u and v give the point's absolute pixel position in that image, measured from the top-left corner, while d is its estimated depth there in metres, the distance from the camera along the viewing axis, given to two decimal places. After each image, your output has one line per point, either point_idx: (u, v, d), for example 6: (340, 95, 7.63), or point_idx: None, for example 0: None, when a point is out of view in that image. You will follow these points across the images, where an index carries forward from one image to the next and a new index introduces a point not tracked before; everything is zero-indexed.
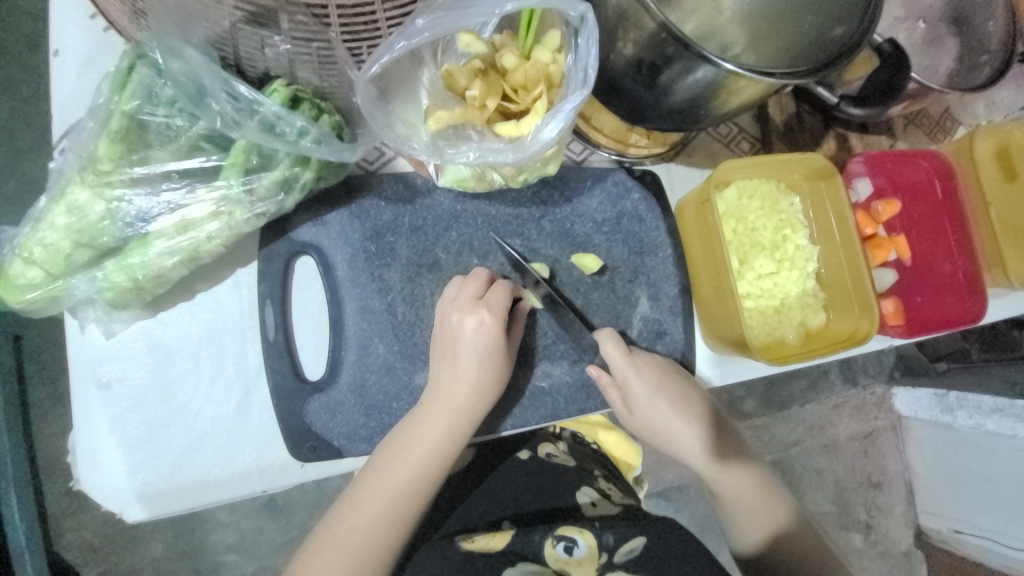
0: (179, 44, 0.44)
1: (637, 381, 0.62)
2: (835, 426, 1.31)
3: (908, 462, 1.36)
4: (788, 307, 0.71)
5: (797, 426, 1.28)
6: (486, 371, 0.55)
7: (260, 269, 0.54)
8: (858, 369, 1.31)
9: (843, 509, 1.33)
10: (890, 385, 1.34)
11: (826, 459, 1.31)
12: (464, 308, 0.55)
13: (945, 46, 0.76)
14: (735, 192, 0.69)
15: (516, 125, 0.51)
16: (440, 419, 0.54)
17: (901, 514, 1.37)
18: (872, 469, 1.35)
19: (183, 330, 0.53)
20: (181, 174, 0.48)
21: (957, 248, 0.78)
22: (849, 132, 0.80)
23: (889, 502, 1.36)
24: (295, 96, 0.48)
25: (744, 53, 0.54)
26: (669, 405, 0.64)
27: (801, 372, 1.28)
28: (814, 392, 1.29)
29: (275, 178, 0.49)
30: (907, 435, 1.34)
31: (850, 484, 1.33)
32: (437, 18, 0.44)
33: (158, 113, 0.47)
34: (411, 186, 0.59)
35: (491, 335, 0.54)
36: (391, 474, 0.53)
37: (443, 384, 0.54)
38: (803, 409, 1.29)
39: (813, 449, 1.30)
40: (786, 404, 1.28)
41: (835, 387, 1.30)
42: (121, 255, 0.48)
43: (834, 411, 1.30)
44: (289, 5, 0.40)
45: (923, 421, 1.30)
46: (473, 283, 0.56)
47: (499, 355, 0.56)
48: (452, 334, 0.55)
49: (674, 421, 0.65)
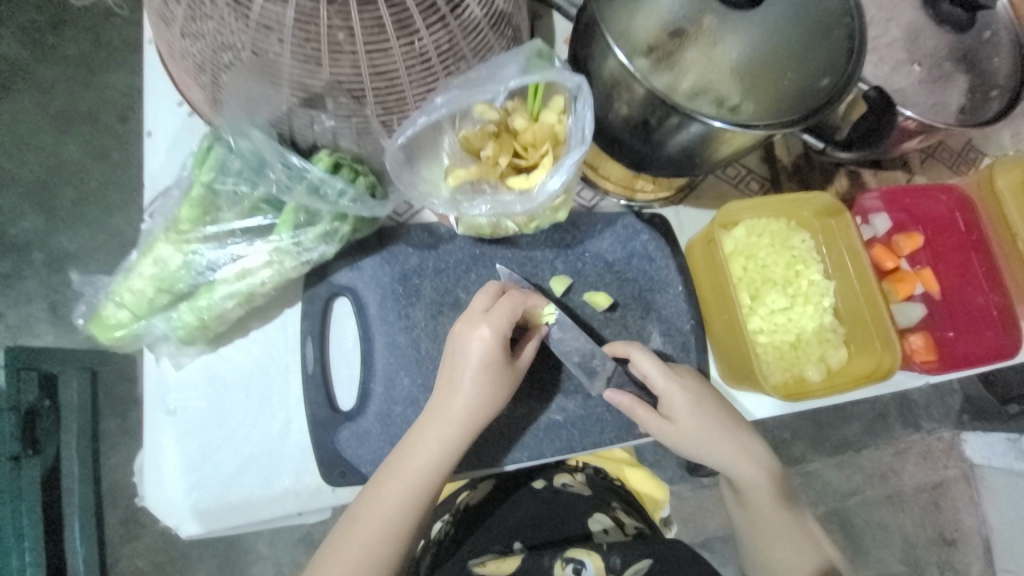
0: (247, 126, 0.55)
1: (677, 394, 0.63)
2: (897, 474, 1.24)
3: (982, 516, 1.26)
4: (805, 343, 0.71)
5: (851, 473, 1.22)
6: (475, 394, 0.58)
7: (304, 309, 0.62)
8: (919, 412, 1.25)
9: (912, 568, 1.23)
10: (958, 430, 1.26)
11: (889, 511, 1.23)
12: (469, 321, 0.59)
13: (953, 82, 0.75)
14: (743, 230, 0.72)
15: (526, 179, 0.58)
16: (436, 432, 0.57)
17: (977, 573, 1.25)
18: (943, 523, 1.25)
19: (238, 363, 0.61)
20: (243, 231, 0.57)
21: (988, 282, 0.77)
22: (861, 168, 0.82)
23: (962, 560, 1.26)
24: (337, 163, 0.57)
25: (743, 103, 0.57)
26: (731, 449, 0.65)
27: (852, 415, 1.23)
28: (870, 437, 1.23)
29: (319, 231, 0.57)
30: (979, 484, 1.26)
31: (917, 539, 1.24)
32: (454, 96, 0.53)
33: (227, 182, 0.55)
34: (436, 234, 0.66)
35: (489, 349, 0.58)
36: (399, 483, 0.56)
37: (441, 399, 0.58)
38: (857, 454, 1.23)
39: (873, 500, 1.23)
40: (839, 449, 1.22)
41: (896, 430, 1.24)
42: (192, 299, 0.56)
43: (896, 457, 1.24)
44: (335, 91, 0.52)
45: (997, 469, 1.22)
46: (487, 296, 0.61)
47: (497, 370, 0.59)
48: (460, 349, 0.59)
49: (715, 450, 0.65)
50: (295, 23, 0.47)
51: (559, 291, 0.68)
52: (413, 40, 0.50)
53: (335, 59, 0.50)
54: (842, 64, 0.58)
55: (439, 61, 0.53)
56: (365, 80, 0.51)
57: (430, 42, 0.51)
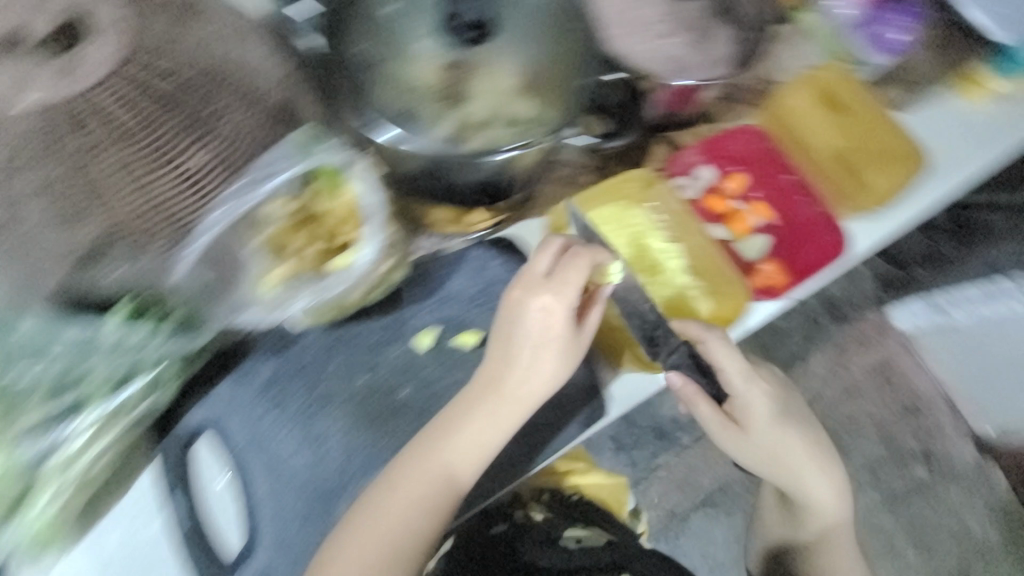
0: (12, 318, 0.50)
1: (733, 366, 0.70)
2: (846, 367, 1.35)
3: (933, 377, 1.35)
4: (672, 306, 0.76)
5: (806, 382, 1.33)
6: (558, 356, 0.58)
7: (161, 463, 0.59)
8: (844, 305, 1.37)
9: (891, 447, 1.34)
10: (882, 307, 1.37)
11: (853, 403, 1.35)
12: (526, 288, 0.58)
13: (714, 36, 0.82)
14: (582, 226, 0.77)
15: (338, 260, 0.57)
16: (468, 427, 0.57)
17: (951, 430, 1.34)
18: (902, 395, 1.35)
19: (108, 544, 0.58)
20: (54, 417, 0.52)
21: (807, 196, 0.85)
22: (673, 131, 0.88)
23: (934, 423, 1.34)
24: (138, 309, 0.53)
25: (536, 109, 0.65)
26: (766, 411, 0.75)
27: (786, 330, 1.36)
28: (812, 342, 1.36)
29: (143, 385, 0.55)
30: (918, 350, 1.35)
31: (887, 417, 1.35)
32: (230, 207, 0.52)
33: (15, 376, 0.51)
34: (285, 336, 0.64)
35: (551, 321, 0.57)
36: (401, 493, 0.56)
37: (492, 383, 0.58)
38: (807, 362, 1.35)
39: (835, 397, 1.34)
40: (794, 361, 1.35)
41: (829, 330, 1.37)
42: (24, 505, 0.52)
43: (839, 354, 1.36)
44: (113, 237, 0.51)
45: (927, 331, 1.31)
46: (544, 260, 0.58)
47: (552, 346, 0.58)
48: (518, 315, 0.58)
49: (755, 400, 0.73)
50: (48, 188, 0.49)
51: (428, 344, 0.67)
52: (174, 163, 0.51)
53: (102, 204, 0.50)
54: (586, 62, 0.68)
55: (215, 170, 0.53)
56: (140, 216, 0.51)
57: (196, 158, 0.52)
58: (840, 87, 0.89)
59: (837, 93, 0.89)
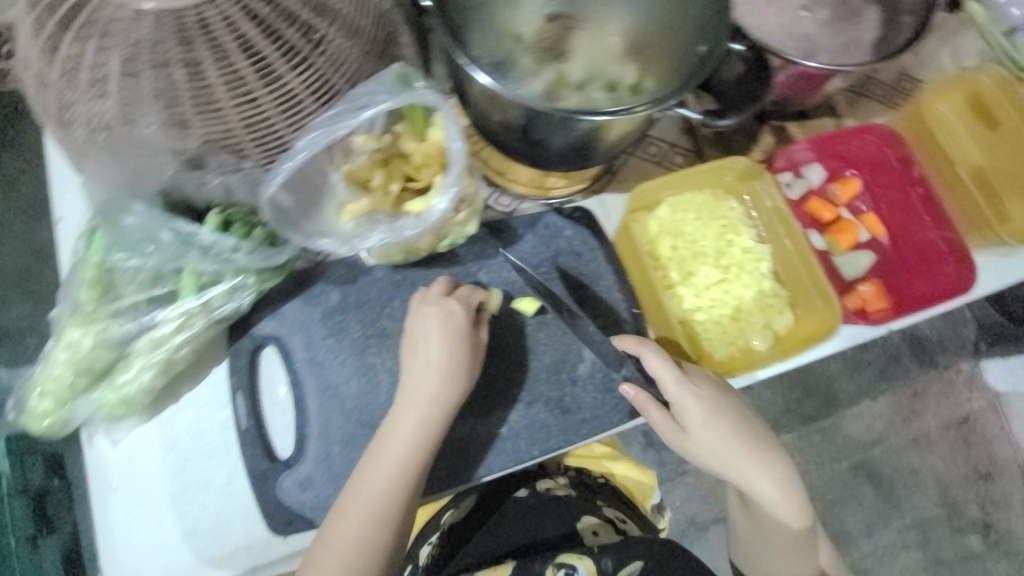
0: (128, 199, 0.56)
1: (694, 403, 0.63)
2: (919, 416, 1.21)
3: (1015, 444, 1.22)
4: (747, 312, 0.69)
5: (873, 421, 1.20)
6: (419, 377, 0.59)
7: (230, 365, 0.62)
8: (933, 349, 1.21)
9: (951, 510, 1.20)
10: (976, 360, 1.22)
11: (918, 454, 1.21)
12: (432, 303, 0.61)
13: (863, 16, 0.72)
14: (667, 209, 0.71)
15: (420, 201, 0.57)
16: (418, 416, 0.58)
17: (1021, 505, 1.22)
18: (976, 458, 1.22)
19: (173, 430, 0.61)
20: (148, 301, 0.57)
21: (933, 218, 0.74)
22: (786, 122, 0.80)
23: (1003, 492, 1.21)
24: (227, 219, 0.57)
25: (642, 80, 0.58)
26: (707, 411, 0.63)
27: (863, 362, 1.20)
28: (886, 381, 1.20)
29: (226, 288, 0.58)
30: (1007, 411, 1.22)
31: (953, 479, 1.21)
32: (315, 136, 0.51)
33: (119, 258, 0.56)
34: (355, 268, 0.66)
35: (451, 329, 0.60)
36: (392, 448, 0.57)
37: (413, 380, 0.59)
38: (874, 402, 1.20)
39: (899, 445, 1.20)
40: (855, 400, 1.20)
41: (912, 371, 1.21)
42: (112, 376, 0.57)
43: (913, 399, 1.21)
44: (215, 149, 0.53)
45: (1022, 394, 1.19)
46: (438, 286, 0.62)
47: (461, 353, 0.60)
48: (421, 328, 0.60)
49: (737, 452, 0.66)
50: (155, 91, 0.49)
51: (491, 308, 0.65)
52: (280, 85, 0.51)
53: (206, 117, 0.51)
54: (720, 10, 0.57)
55: (310, 94, 0.53)
56: (237, 130, 0.52)
57: (301, 79, 0.52)
58: (992, 99, 0.77)
59: (987, 104, 0.77)
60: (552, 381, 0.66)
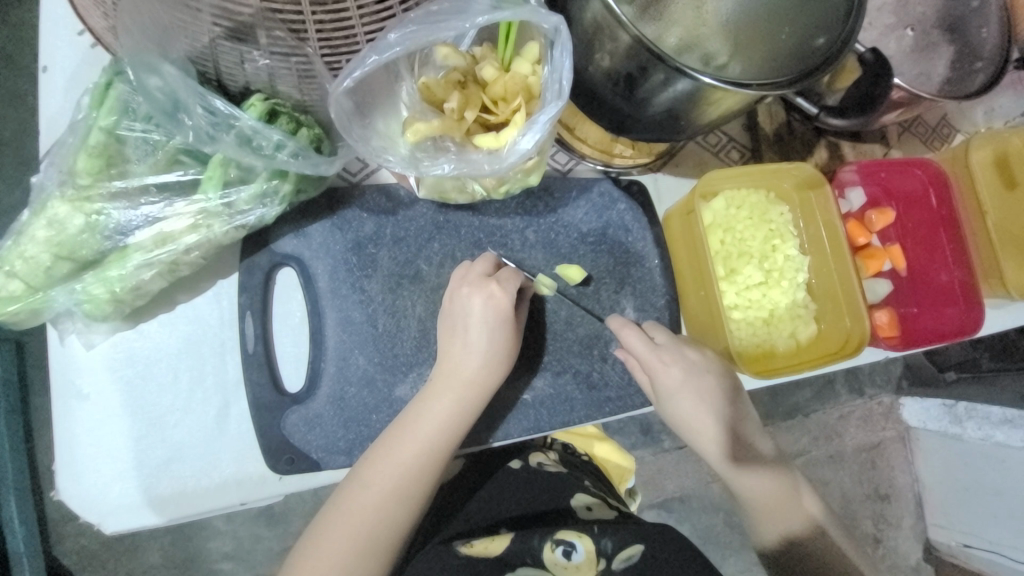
0: (156, 60, 0.45)
1: (665, 372, 0.62)
2: (840, 436, 1.28)
3: (916, 474, 1.32)
4: (778, 318, 0.70)
5: (800, 435, 1.26)
6: (475, 354, 0.55)
7: (241, 280, 0.54)
8: (864, 379, 1.29)
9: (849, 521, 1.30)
10: (897, 395, 1.31)
11: (832, 469, 1.28)
12: (473, 284, 0.56)
13: (940, 51, 0.73)
14: (723, 202, 0.69)
15: (495, 137, 0.51)
16: (452, 394, 0.54)
17: (909, 527, 1.33)
18: (879, 479, 1.31)
19: (162, 342, 0.53)
20: (159, 187, 0.48)
21: (954, 259, 0.77)
22: (841, 140, 0.80)
23: (897, 514, 1.33)
24: (272, 110, 0.49)
25: (731, 62, 0.54)
26: (677, 377, 0.62)
27: (807, 380, 1.26)
28: (818, 402, 1.27)
29: (253, 191, 0.49)
30: (914, 445, 1.31)
31: (856, 495, 1.30)
32: (411, 33, 0.44)
33: (136, 127, 0.48)
34: (394, 198, 0.59)
35: (500, 308, 0.55)
36: (427, 425, 0.53)
37: (453, 359, 0.55)
38: (806, 417, 1.26)
39: (818, 459, 1.27)
40: (792, 413, 1.26)
41: (841, 396, 1.28)
42: (100, 268, 0.48)
43: (839, 420, 1.28)
44: (267, 21, 0.41)
45: (930, 431, 1.27)
46: (483, 264, 0.58)
47: (506, 331, 0.56)
48: (462, 308, 0.56)
49: (701, 418, 0.65)
50: None
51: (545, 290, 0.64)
52: None
53: None
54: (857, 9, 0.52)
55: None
56: (304, 8, 0.40)
57: None
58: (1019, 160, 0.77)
59: (1015, 163, 0.77)
60: (585, 355, 0.65)
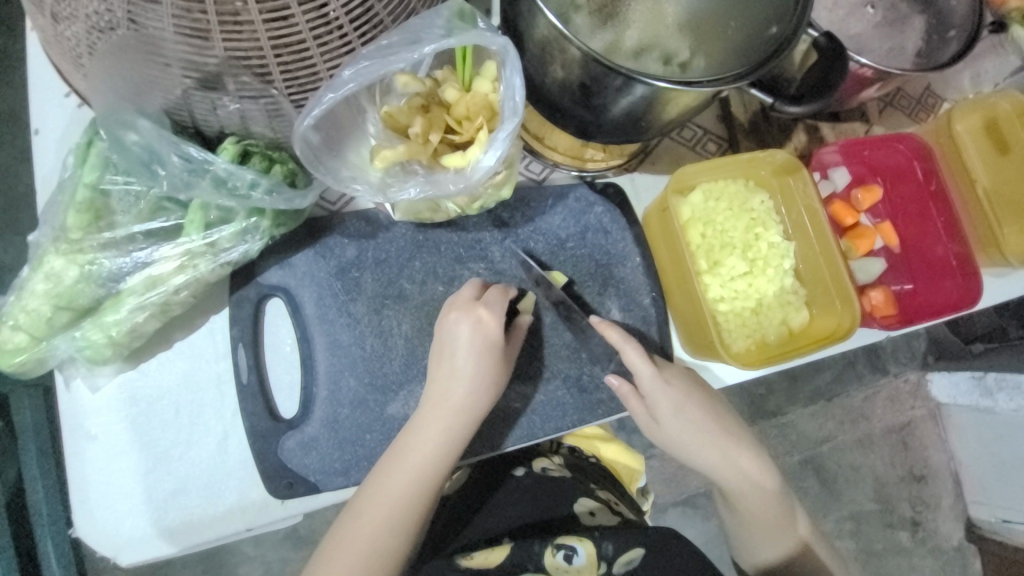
0: (132, 116, 0.48)
1: (663, 396, 0.62)
2: (868, 419, 1.25)
3: (951, 451, 1.28)
4: (766, 308, 0.69)
5: (824, 421, 1.24)
6: (460, 383, 0.56)
7: (232, 314, 0.57)
8: (886, 357, 1.26)
9: (885, 506, 1.26)
10: (924, 371, 1.27)
11: (862, 454, 1.25)
12: (462, 309, 0.57)
13: (910, 24, 0.72)
14: (700, 195, 0.69)
15: (461, 156, 0.52)
16: (439, 423, 0.55)
17: (948, 507, 1.29)
18: (913, 461, 1.27)
19: (161, 379, 0.56)
20: (145, 234, 0.51)
21: (946, 232, 0.76)
22: (820, 122, 0.79)
23: (934, 495, 1.28)
24: (244, 151, 0.51)
25: (693, 59, 0.55)
26: (676, 397, 0.63)
27: (824, 364, 1.23)
28: (841, 385, 1.24)
29: (233, 230, 0.52)
30: (946, 422, 1.28)
31: (890, 479, 1.27)
32: (364, 68, 0.46)
33: (118, 180, 0.50)
34: (373, 222, 0.61)
35: (488, 336, 0.56)
36: (417, 454, 0.54)
37: (440, 387, 0.56)
38: (830, 402, 1.24)
39: (845, 444, 1.25)
40: (814, 399, 1.24)
41: (865, 378, 1.25)
42: (97, 315, 0.51)
43: (865, 402, 1.25)
44: (233, 68, 0.44)
45: (962, 407, 1.23)
46: (471, 288, 0.59)
47: (494, 357, 0.57)
48: (450, 334, 0.57)
49: (700, 439, 0.66)
50: None
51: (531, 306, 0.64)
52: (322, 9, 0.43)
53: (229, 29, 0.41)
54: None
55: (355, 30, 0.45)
56: (266, 52, 0.43)
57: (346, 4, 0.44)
58: (1008, 123, 0.76)
59: (1002, 128, 0.76)
60: (574, 359, 0.66)
